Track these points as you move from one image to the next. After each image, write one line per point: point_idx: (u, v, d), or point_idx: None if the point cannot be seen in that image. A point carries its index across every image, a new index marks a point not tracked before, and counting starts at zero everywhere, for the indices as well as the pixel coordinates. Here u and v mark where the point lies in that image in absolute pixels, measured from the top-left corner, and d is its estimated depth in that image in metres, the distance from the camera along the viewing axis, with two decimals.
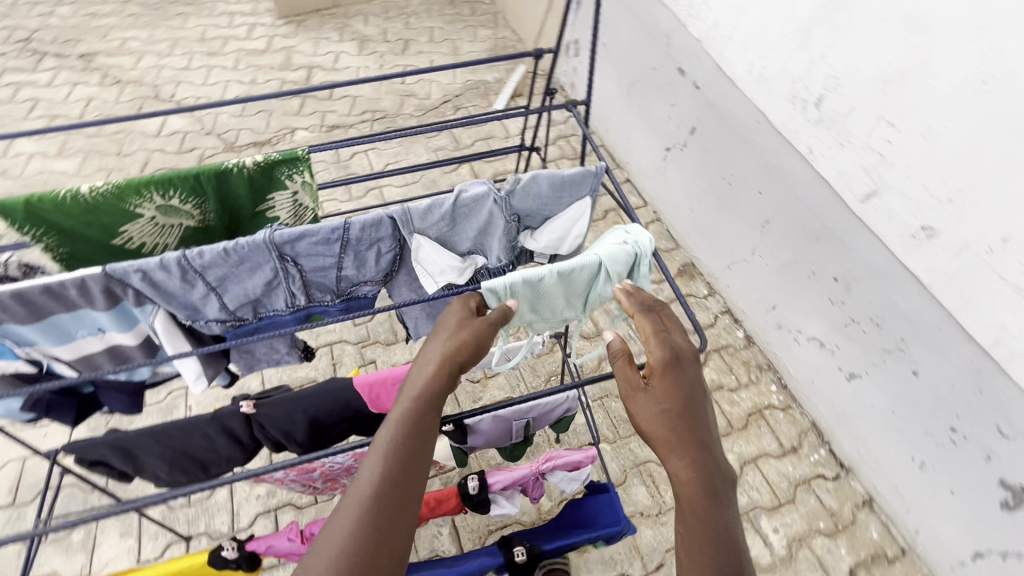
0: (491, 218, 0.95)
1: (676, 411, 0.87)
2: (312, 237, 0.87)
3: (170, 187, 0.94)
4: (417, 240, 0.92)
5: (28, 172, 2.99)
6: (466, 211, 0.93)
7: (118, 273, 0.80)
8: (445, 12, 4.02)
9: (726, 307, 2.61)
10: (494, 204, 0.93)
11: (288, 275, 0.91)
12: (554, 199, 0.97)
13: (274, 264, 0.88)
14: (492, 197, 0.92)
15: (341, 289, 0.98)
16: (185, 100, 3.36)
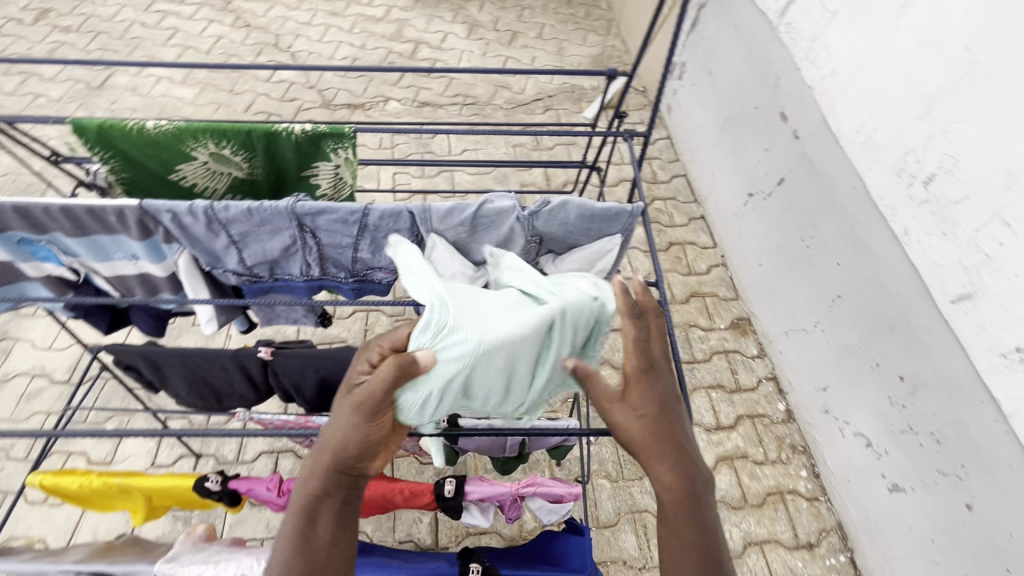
0: (512, 235, 0.93)
1: (655, 413, 0.78)
2: (332, 214, 0.88)
3: (224, 138, 0.99)
4: (433, 241, 0.91)
5: (153, 92, 3.30)
6: (487, 223, 0.91)
7: (152, 211, 0.85)
8: (560, 11, 3.99)
9: (773, 374, 2.42)
10: (515, 220, 0.90)
11: (306, 245, 0.93)
12: (581, 229, 0.92)
13: (293, 232, 0.90)
14: (515, 214, 0.90)
15: (355, 270, 0.99)
16: (300, 53, 3.57)
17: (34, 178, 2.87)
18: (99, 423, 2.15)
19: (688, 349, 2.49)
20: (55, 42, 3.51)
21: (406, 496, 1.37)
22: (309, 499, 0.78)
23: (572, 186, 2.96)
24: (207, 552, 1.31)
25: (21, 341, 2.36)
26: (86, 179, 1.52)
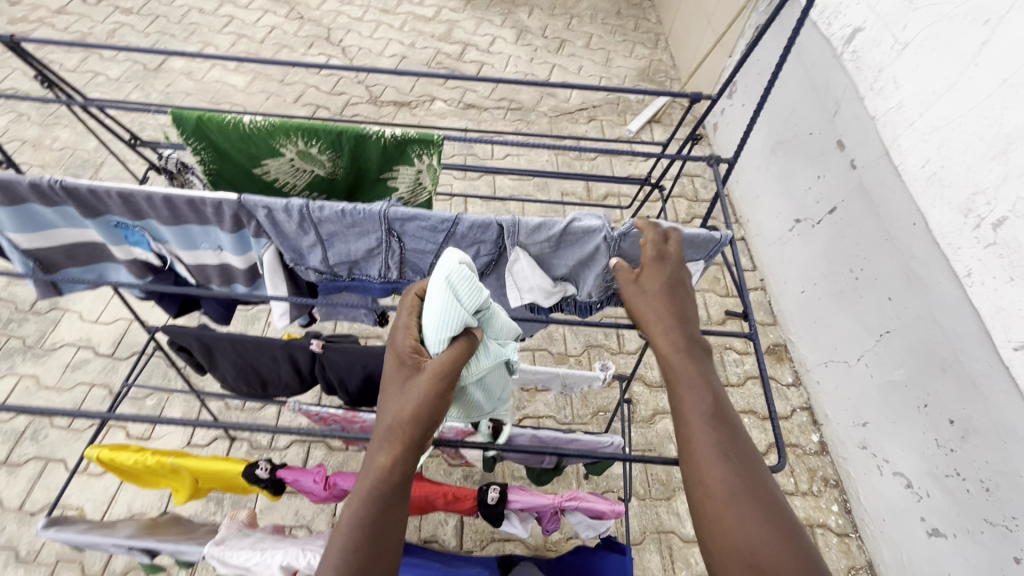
0: (595, 253, 0.94)
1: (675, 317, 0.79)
2: (422, 221, 0.89)
3: (314, 137, 1.00)
4: (518, 254, 0.93)
5: (207, 78, 3.38)
6: (572, 240, 0.92)
7: (248, 206, 0.87)
8: (609, 22, 3.98)
9: (808, 404, 2.38)
10: (602, 240, 0.91)
11: (390, 248, 0.95)
12: None
13: (381, 235, 0.92)
14: (602, 234, 0.90)
15: (431, 275, 1.00)
16: (350, 48, 3.62)
17: (89, 154, 2.95)
18: (140, 398, 2.20)
19: (722, 371, 2.46)
20: (116, 22, 3.61)
21: (448, 499, 1.38)
22: (392, 469, 0.74)
23: (613, 198, 2.95)
24: (252, 538, 1.34)
25: (69, 311, 2.42)
26: (157, 162, 1.56)
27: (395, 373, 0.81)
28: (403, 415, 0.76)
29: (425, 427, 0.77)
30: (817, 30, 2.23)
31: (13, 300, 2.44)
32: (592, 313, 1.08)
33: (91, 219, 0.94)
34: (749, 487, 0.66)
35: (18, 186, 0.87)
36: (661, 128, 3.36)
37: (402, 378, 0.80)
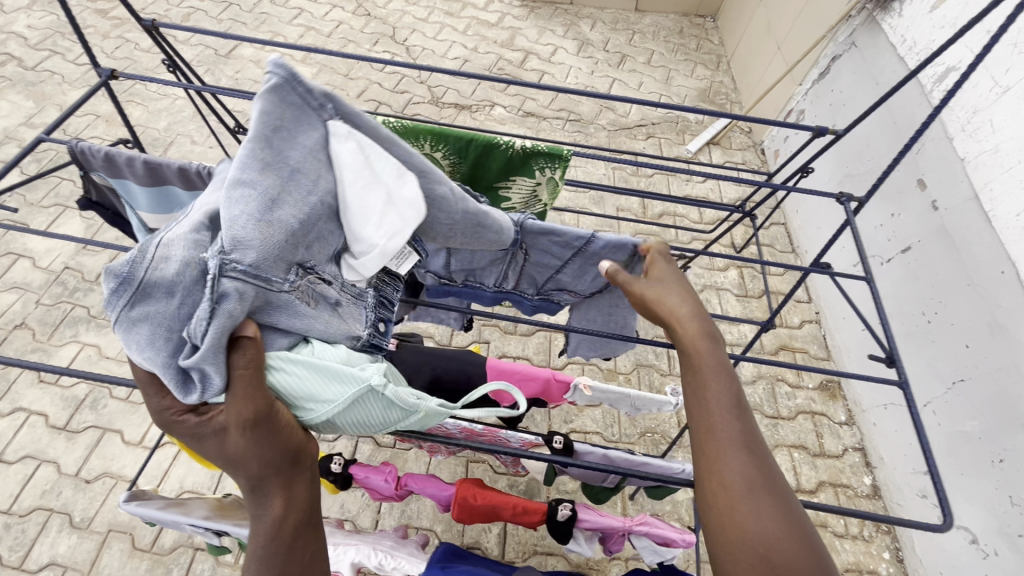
0: (201, 324, 0.69)
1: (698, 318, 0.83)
2: (559, 237, 0.97)
3: (442, 142, 1.01)
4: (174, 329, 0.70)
5: None
6: (154, 304, 0.70)
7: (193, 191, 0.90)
8: (671, 40, 3.97)
9: (861, 444, 2.32)
10: (137, 356, 0.70)
11: (515, 260, 1.05)
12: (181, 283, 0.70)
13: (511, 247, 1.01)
14: (146, 353, 0.69)
15: (544, 288, 1.09)
16: (415, 48, 3.67)
17: (159, 133, 3.03)
18: None
19: (773, 403, 2.41)
20: (190, 7, 3.71)
21: (516, 511, 1.38)
22: (271, 509, 0.71)
23: (669, 217, 2.92)
24: None
25: None
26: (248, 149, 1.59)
27: (208, 438, 0.71)
28: (237, 468, 0.70)
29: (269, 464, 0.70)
30: (904, 67, 2.19)
31: (80, 270, 2.51)
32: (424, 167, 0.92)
33: None
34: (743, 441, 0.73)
35: (166, 168, 0.90)
36: (719, 150, 3.33)
37: (217, 440, 0.70)
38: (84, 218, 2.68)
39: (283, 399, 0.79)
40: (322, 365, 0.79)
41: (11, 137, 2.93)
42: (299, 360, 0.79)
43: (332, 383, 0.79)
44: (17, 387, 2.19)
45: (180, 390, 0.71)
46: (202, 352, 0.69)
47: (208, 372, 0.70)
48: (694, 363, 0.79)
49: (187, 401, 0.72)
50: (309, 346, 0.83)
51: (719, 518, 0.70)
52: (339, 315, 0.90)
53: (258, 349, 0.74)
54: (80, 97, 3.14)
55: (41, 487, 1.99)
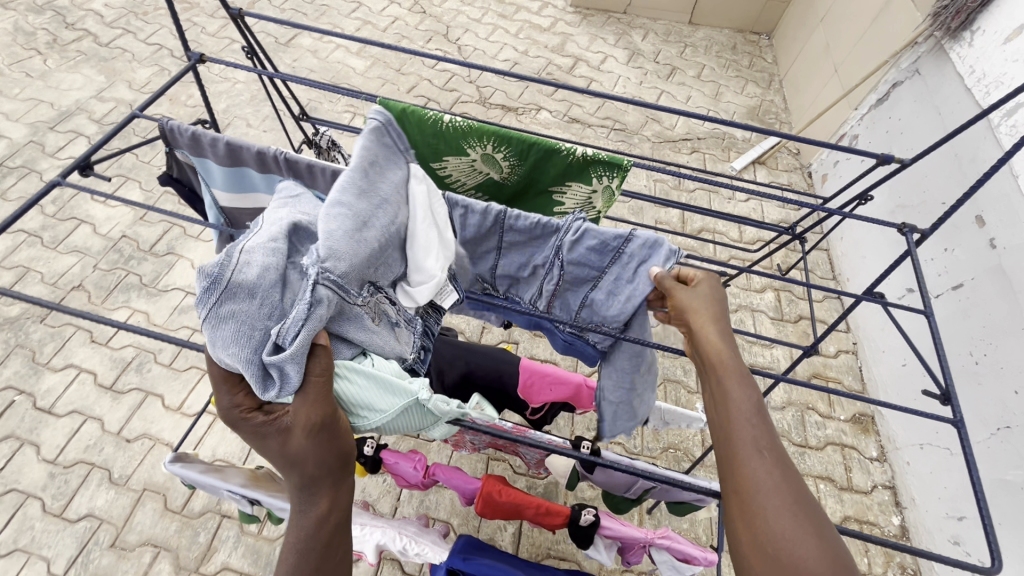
0: (295, 324, 0.76)
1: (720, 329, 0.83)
2: (594, 239, 0.94)
3: (504, 144, 1.03)
4: (260, 326, 0.76)
5: (330, 58, 3.54)
6: (238, 304, 0.75)
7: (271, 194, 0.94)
8: (723, 56, 3.92)
9: (891, 483, 2.25)
10: (220, 353, 0.74)
11: (550, 270, 1.00)
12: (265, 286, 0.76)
13: (549, 253, 0.98)
14: (231, 349, 0.73)
15: (580, 309, 1.04)
16: (466, 48, 3.72)
17: (217, 115, 3.16)
18: None
19: (802, 431, 2.35)
20: None
21: (539, 512, 1.39)
22: (318, 508, 0.74)
23: (708, 233, 2.89)
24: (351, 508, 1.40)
25: (183, 259, 2.60)
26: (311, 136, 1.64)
27: (267, 436, 0.74)
28: (293, 467, 0.74)
29: (320, 464, 0.74)
30: (971, 99, 2.12)
31: (136, 239, 2.64)
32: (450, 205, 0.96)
33: None
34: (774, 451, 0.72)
35: (247, 149, 0.94)
36: (765, 170, 3.27)
37: (278, 438, 0.74)
38: (143, 190, 2.81)
39: (343, 404, 0.84)
40: (379, 381, 0.84)
41: (82, 108, 3.09)
42: (361, 371, 0.84)
43: (387, 394, 0.85)
44: (70, 345, 2.31)
45: (260, 387, 0.75)
46: (293, 349, 0.74)
47: (291, 376, 0.75)
48: (715, 372, 0.80)
49: (265, 397, 0.75)
50: (368, 358, 0.88)
51: (733, 526, 0.70)
52: (397, 336, 0.95)
53: (329, 357, 0.80)
54: (149, 75, 3.30)
55: (85, 442, 2.09)
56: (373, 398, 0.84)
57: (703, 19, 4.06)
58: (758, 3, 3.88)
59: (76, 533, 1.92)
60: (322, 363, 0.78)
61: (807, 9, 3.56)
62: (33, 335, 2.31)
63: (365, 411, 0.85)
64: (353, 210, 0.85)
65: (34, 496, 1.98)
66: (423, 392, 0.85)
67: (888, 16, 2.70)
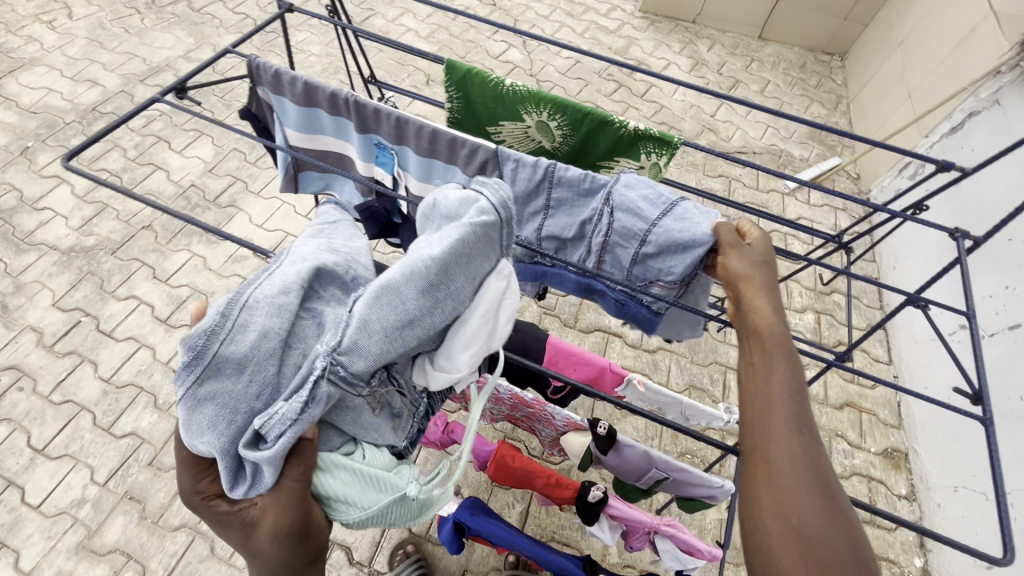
0: (287, 425, 0.71)
1: (777, 296, 0.81)
2: (643, 194, 0.96)
3: (559, 112, 1.07)
4: (246, 404, 0.71)
5: (400, 40, 3.67)
6: (224, 384, 0.70)
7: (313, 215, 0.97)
8: (790, 73, 3.84)
9: (917, 524, 2.16)
10: (195, 436, 0.71)
11: (597, 226, 1.00)
12: (263, 362, 0.71)
13: (596, 210, 0.98)
14: (208, 435, 0.70)
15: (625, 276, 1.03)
16: (531, 42, 3.79)
17: None
18: None
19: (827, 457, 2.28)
20: None
21: (550, 483, 1.42)
22: None
23: None
24: None
25: (242, 212, 2.76)
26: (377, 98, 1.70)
27: (230, 534, 0.75)
28: (257, 564, 0.76)
29: (284, 564, 0.77)
30: None
31: (203, 190, 2.82)
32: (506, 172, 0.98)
33: (358, 135, 1.06)
34: (800, 422, 0.70)
35: (321, 88, 1.01)
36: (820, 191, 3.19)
37: (238, 537, 0.75)
38: (215, 145, 2.99)
39: (320, 498, 0.82)
40: (365, 476, 0.81)
41: (171, 65, 3.33)
42: (349, 472, 0.81)
43: (375, 494, 0.82)
44: (135, 278, 2.49)
45: (230, 483, 0.74)
46: (270, 454, 0.71)
47: (264, 479, 0.74)
48: (759, 342, 0.77)
49: (232, 494, 0.75)
50: (358, 449, 0.85)
51: (755, 491, 0.69)
52: (394, 427, 0.89)
53: (305, 461, 0.77)
54: (232, 42, 3.52)
55: (138, 366, 2.26)
56: (352, 494, 0.81)
57: (774, 35, 3.98)
58: (834, 23, 3.78)
59: (119, 447, 2.07)
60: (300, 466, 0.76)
61: (886, 32, 3.45)
62: (104, 265, 2.51)
63: (346, 509, 0.82)
64: (403, 300, 0.74)
65: (86, 409, 2.14)
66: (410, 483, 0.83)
67: (972, 43, 2.59)
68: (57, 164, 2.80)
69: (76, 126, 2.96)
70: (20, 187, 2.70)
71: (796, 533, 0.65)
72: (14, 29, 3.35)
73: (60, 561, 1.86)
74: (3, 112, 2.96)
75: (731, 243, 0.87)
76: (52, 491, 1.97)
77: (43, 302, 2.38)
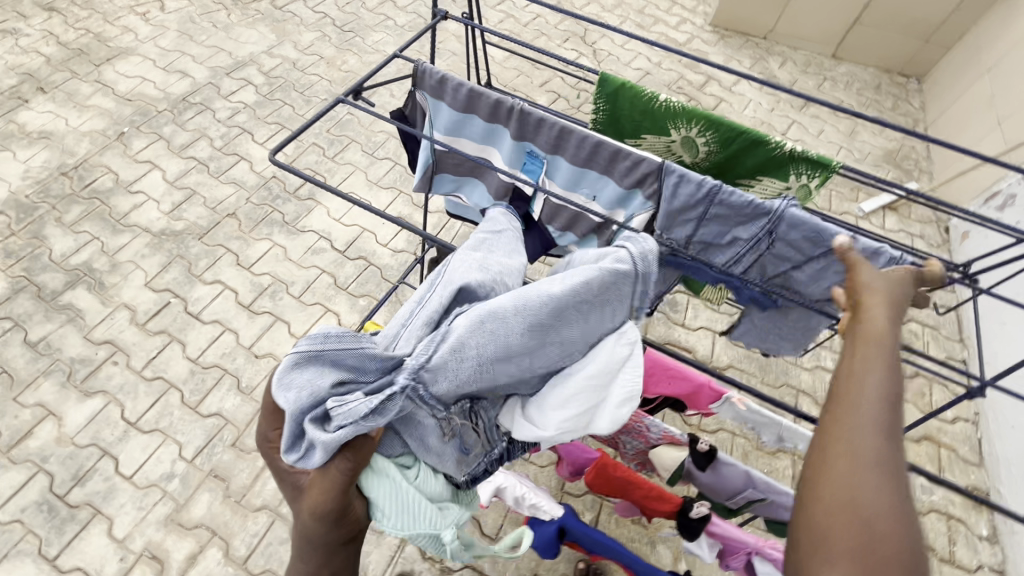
0: (358, 415, 0.77)
1: (894, 308, 0.75)
2: (808, 227, 0.91)
3: (710, 130, 1.07)
4: (348, 390, 0.81)
5: (472, 44, 3.72)
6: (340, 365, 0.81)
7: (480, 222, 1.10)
8: (864, 94, 3.76)
9: (999, 566, 2.09)
10: (284, 394, 0.78)
11: (753, 244, 0.98)
12: (372, 359, 0.82)
13: (757, 231, 0.96)
14: (293, 392, 0.77)
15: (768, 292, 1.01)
16: (602, 52, 3.80)
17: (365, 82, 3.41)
18: (357, 295, 2.55)
19: None
20: None
21: (650, 496, 1.42)
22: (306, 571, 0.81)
23: None
24: None
25: (320, 205, 2.82)
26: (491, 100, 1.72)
27: (288, 486, 0.82)
28: (296, 532, 0.81)
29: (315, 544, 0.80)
30: None
31: (284, 181, 2.90)
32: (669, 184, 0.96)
33: (513, 141, 1.08)
34: (887, 423, 0.62)
35: (486, 95, 1.03)
36: (895, 217, 3.12)
37: (292, 494, 0.82)
38: (295, 139, 3.08)
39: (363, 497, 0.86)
40: (405, 497, 0.84)
41: (254, 60, 3.44)
42: (392, 479, 0.85)
43: (404, 517, 0.84)
44: (220, 263, 2.58)
45: (287, 445, 0.79)
46: (327, 439, 0.76)
47: (318, 459, 0.78)
48: (860, 339, 0.70)
49: (285, 457, 0.79)
50: (415, 468, 0.90)
51: (816, 469, 0.61)
52: (457, 461, 0.93)
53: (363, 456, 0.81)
54: (312, 40, 3.62)
55: (223, 349, 2.34)
56: (389, 504, 0.84)
57: (848, 54, 3.90)
58: (914, 45, 3.69)
59: (206, 426, 2.15)
60: (349, 468, 0.80)
61: (971, 57, 3.35)
62: (192, 250, 2.60)
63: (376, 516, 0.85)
64: (512, 333, 0.81)
65: (174, 387, 2.22)
66: (440, 524, 0.85)
67: None
68: (150, 150, 2.93)
69: (167, 115, 3.08)
70: (116, 171, 2.83)
71: (852, 514, 0.57)
72: (110, 19, 3.50)
73: (150, 531, 1.93)
74: (100, 98, 3.10)
75: (855, 259, 0.83)
76: (143, 463, 2.05)
77: (136, 281, 2.48)
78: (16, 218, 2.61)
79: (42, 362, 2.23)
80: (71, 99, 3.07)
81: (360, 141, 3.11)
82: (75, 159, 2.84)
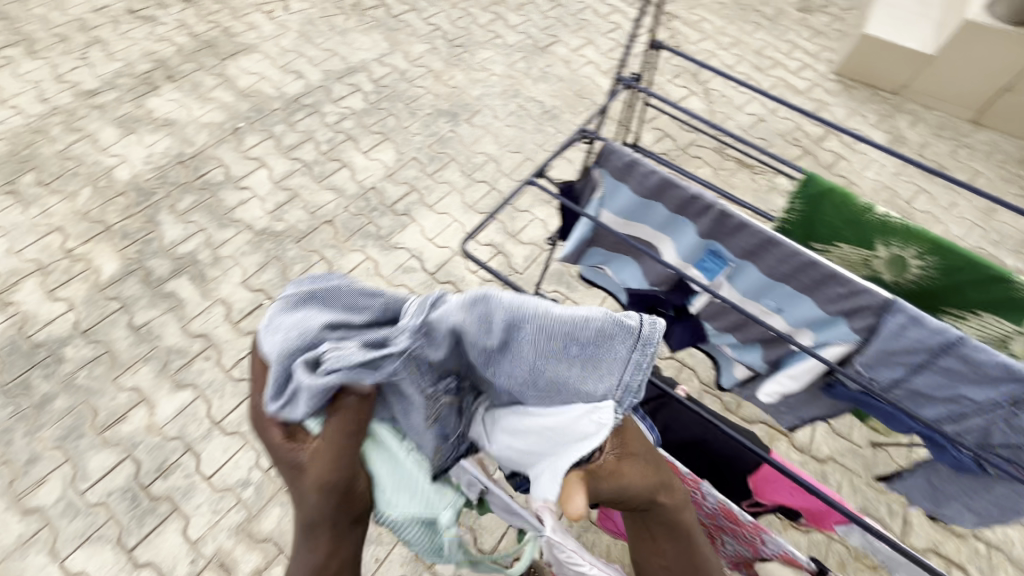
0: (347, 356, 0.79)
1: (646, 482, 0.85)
2: None
3: (924, 249, 1.04)
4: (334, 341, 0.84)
5: (580, 71, 3.63)
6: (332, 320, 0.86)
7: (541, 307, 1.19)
8: (1005, 167, 3.39)
9: None
10: (272, 337, 0.84)
11: (989, 411, 0.88)
12: (362, 319, 0.88)
13: (999, 399, 0.86)
14: (281, 331, 0.83)
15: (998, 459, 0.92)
16: (714, 91, 3.62)
17: (470, 100, 3.38)
18: None
19: None
20: None
21: None
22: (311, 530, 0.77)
23: None
24: None
25: (415, 223, 2.81)
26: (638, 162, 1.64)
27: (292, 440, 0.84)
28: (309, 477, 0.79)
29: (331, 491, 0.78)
30: None
31: (382, 194, 2.90)
32: (892, 323, 0.90)
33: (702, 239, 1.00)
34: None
35: (681, 187, 0.96)
36: None
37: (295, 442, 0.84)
38: (397, 151, 3.08)
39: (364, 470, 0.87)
40: (402, 463, 0.87)
41: (365, 67, 3.49)
42: (394, 452, 0.88)
43: (400, 492, 0.86)
44: (314, 270, 2.60)
45: (272, 393, 0.83)
46: (313, 381, 0.78)
47: (301, 404, 0.80)
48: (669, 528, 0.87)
49: (269, 406, 0.83)
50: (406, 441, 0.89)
51: None
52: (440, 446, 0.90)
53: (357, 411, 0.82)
54: (422, 51, 3.64)
55: None
56: (385, 470, 0.87)
57: (991, 121, 3.53)
58: None
59: None
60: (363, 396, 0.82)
61: None
62: (289, 253, 2.64)
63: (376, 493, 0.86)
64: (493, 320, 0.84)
65: None
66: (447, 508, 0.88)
67: None
68: (261, 148, 3.01)
69: (280, 115, 3.17)
70: (228, 165, 2.92)
71: None
72: (239, 15, 3.66)
73: (221, 537, 1.94)
74: (221, 91, 3.22)
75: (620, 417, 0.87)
76: (222, 465, 2.07)
77: (234, 278, 2.54)
78: (134, 201, 2.73)
79: (142, 347, 2.31)
80: (196, 89, 3.21)
81: (460, 161, 3.08)
82: (192, 149, 2.96)
